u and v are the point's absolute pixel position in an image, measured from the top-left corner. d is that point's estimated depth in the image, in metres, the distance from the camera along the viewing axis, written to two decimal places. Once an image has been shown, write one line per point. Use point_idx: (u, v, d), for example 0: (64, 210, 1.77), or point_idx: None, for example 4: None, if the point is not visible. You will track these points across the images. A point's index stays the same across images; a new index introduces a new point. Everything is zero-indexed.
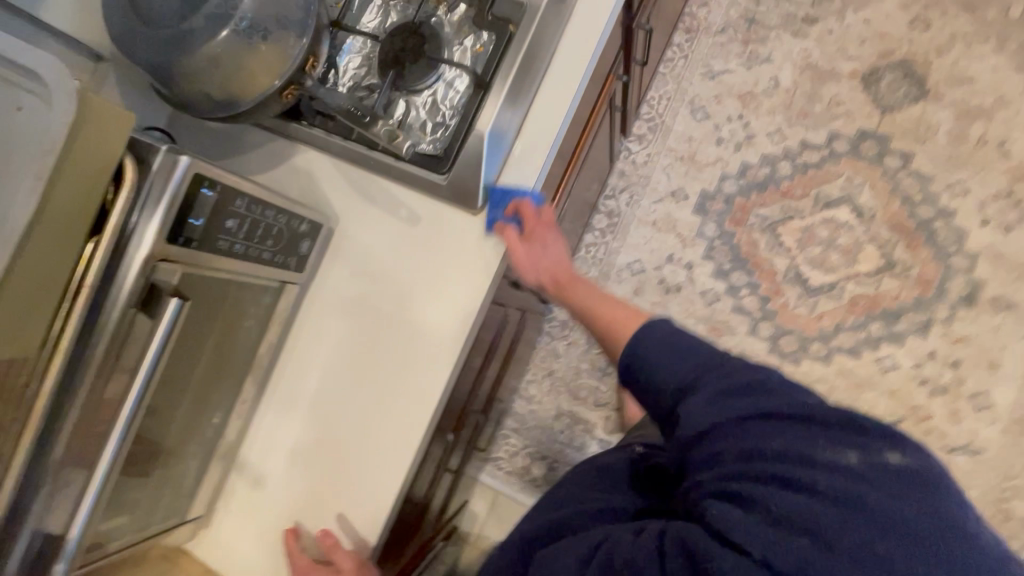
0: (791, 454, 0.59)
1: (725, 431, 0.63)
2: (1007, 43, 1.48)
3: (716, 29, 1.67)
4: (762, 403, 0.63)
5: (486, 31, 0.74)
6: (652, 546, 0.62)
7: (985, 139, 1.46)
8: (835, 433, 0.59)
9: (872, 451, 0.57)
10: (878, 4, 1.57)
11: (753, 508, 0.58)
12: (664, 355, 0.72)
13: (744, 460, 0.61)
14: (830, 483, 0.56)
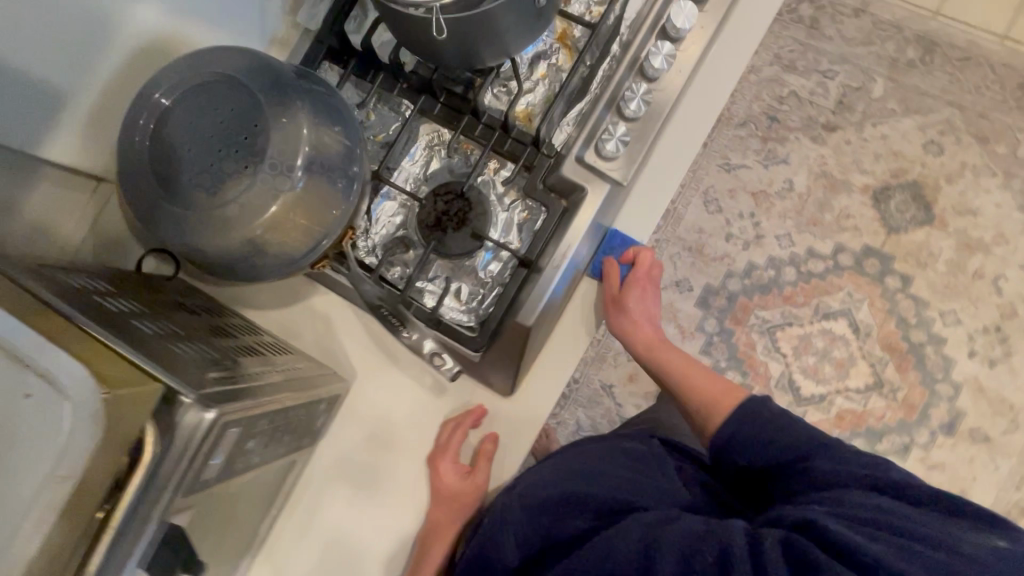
0: (929, 528, 0.63)
1: (841, 491, 0.69)
2: (1012, 181, 1.52)
3: (738, 122, 1.66)
4: (880, 478, 0.70)
5: (536, 199, 0.69)
6: (745, 547, 0.62)
7: (981, 273, 1.50)
8: (960, 519, 0.64)
9: (1014, 545, 0.62)
10: (896, 122, 1.59)
11: (881, 536, 0.62)
12: (763, 429, 0.81)
13: (869, 510, 0.66)
14: (964, 552, 0.60)
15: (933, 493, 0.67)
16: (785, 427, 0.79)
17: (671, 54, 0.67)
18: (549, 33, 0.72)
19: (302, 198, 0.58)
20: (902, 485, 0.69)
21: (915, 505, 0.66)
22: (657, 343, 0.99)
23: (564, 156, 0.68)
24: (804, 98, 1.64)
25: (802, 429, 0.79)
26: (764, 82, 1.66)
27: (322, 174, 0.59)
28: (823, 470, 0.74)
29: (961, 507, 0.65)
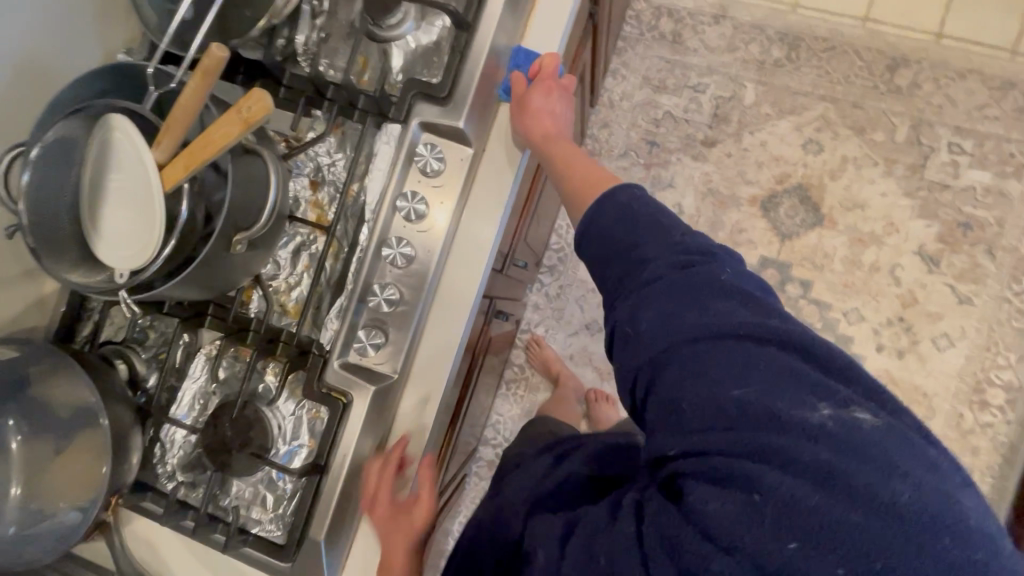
0: (767, 413, 0.49)
1: (679, 355, 0.54)
2: (894, 166, 1.50)
3: (618, 152, 1.64)
4: (720, 325, 0.53)
5: (319, 402, 0.68)
6: (632, 535, 0.52)
7: (877, 266, 1.50)
8: (805, 376, 0.50)
9: (842, 404, 0.49)
10: (773, 126, 1.57)
11: (740, 480, 0.48)
12: (627, 233, 0.63)
13: (713, 420, 0.50)
14: (814, 450, 0.46)
15: (783, 340, 0.52)
16: (662, 225, 0.62)
17: (408, 246, 0.66)
18: (303, 222, 0.70)
19: (66, 450, 0.66)
20: (738, 328, 0.53)
21: (745, 356, 0.51)
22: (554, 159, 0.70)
23: (330, 354, 0.67)
24: (679, 116, 1.61)
25: (661, 300, 0.56)
26: (638, 107, 1.64)
27: (70, 433, 0.66)
28: (675, 370, 0.54)
29: (813, 354, 0.51)
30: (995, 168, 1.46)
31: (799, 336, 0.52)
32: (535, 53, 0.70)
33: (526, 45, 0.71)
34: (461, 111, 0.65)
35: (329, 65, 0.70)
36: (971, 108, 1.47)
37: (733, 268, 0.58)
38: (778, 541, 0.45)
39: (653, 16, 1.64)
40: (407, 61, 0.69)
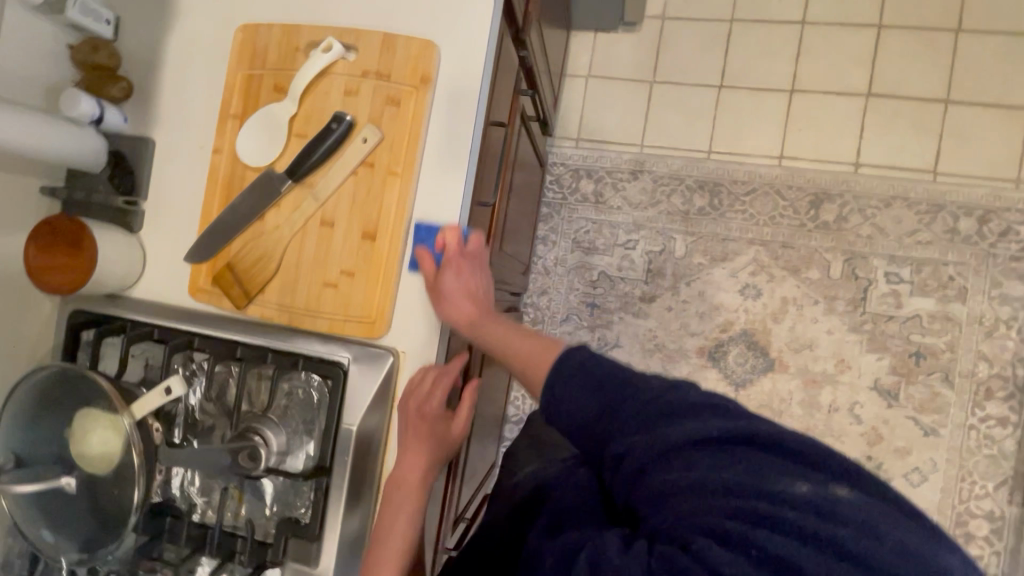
0: (744, 491, 0.44)
1: (658, 460, 0.48)
2: (836, 303, 1.48)
3: (561, 317, 1.64)
4: (695, 427, 0.48)
5: None
6: (641, 564, 0.45)
7: (836, 405, 1.47)
8: (786, 455, 0.45)
9: (824, 484, 0.44)
10: (708, 274, 1.56)
11: (723, 542, 0.43)
12: (581, 386, 0.55)
13: (693, 494, 0.46)
14: (805, 523, 0.42)
15: (766, 438, 0.46)
16: (601, 376, 0.55)
17: None
18: None
19: None
20: (710, 428, 0.48)
21: (719, 456, 0.46)
22: (472, 322, 0.67)
23: None
24: (614, 275, 1.62)
25: (626, 405, 0.52)
26: (572, 271, 1.64)
27: None
28: (654, 457, 0.49)
29: (788, 446, 0.46)
30: (937, 293, 1.44)
31: (763, 427, 0.47)
32: (438, 222, 0.69)
33: (426, 219, 0.69)
34: (325, 553, 0.69)
35: (207, 503, 0.72)
36: (902, 235, 1.46)
37: (696, 384, 0.52)
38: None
39: (573, 178, 1.64)
40: (279, 491, 0.71)
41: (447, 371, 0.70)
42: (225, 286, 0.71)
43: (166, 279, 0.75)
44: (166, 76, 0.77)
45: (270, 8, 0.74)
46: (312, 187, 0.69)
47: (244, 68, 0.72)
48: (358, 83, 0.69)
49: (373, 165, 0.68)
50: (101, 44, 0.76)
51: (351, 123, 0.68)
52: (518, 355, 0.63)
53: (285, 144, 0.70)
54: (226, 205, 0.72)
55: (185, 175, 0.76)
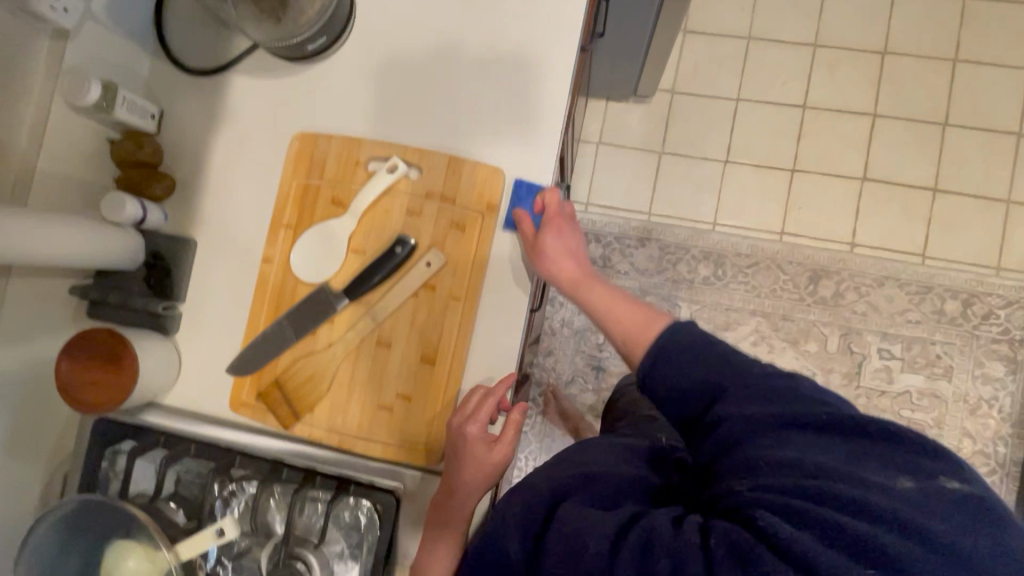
0: (843, 476, 0.50)
1: (747, 424, 0.54)
2: (832, 376, 1.53)
3: (567, 379, 1.64)
4: (798, 409, 0.53)
5: None
6: (694, 544, 0.51)
7: None
8: (889, 450, 0.51)
9: (926, 479, 0.49)
10: None
11: (804, 517, 0.49)
12: (685, 364, 0.60)
13: (784, 473, 0.51)
14: (889, 506, 0.48)
15: (870, 424, 0.52)
16: (700, 351, 0.60)
17: None
18: None
19: None
20: (818, 417, 0.53)
21: (817, 435, 0.52)
22: (576, 281, 0.69)
23: None
24: None
25: (736, 393, 0.56)
26: (578, 333, 1.65)
27: None
28: (758, 442, 0.53)
29: (899, 440, 0.52)
30: (926, 371, 1.51)
31: (867, 419, 0.53)
32: (534, 184, 0.69)
33: (526, 178, 0.69)
34: None
35: None
36: (893, 313, 1.53)
37: (815, 384, 0.57)
38: (851, 567, 0.46)
39: None
40: None
41: (493, 392, 0.65)
42: (270, 403, 0.68)
43: (204, 384, 0.73)
44: (213, 174, 0.75)
45: (325, 115, 0.73)
46: (369, 306, 0.68)
47: (299, 177, 0.71)
48: (421, 204, 0.68)
49: (434, 289, 0.67)
50: (145, 138, 0.73)
51: (414, 245, 0.67)
52: (620, 336, 0.68)
53: (341, 261, 0.69)
54: (275, 318, 0.70)
55: (230, 281, 0.73)
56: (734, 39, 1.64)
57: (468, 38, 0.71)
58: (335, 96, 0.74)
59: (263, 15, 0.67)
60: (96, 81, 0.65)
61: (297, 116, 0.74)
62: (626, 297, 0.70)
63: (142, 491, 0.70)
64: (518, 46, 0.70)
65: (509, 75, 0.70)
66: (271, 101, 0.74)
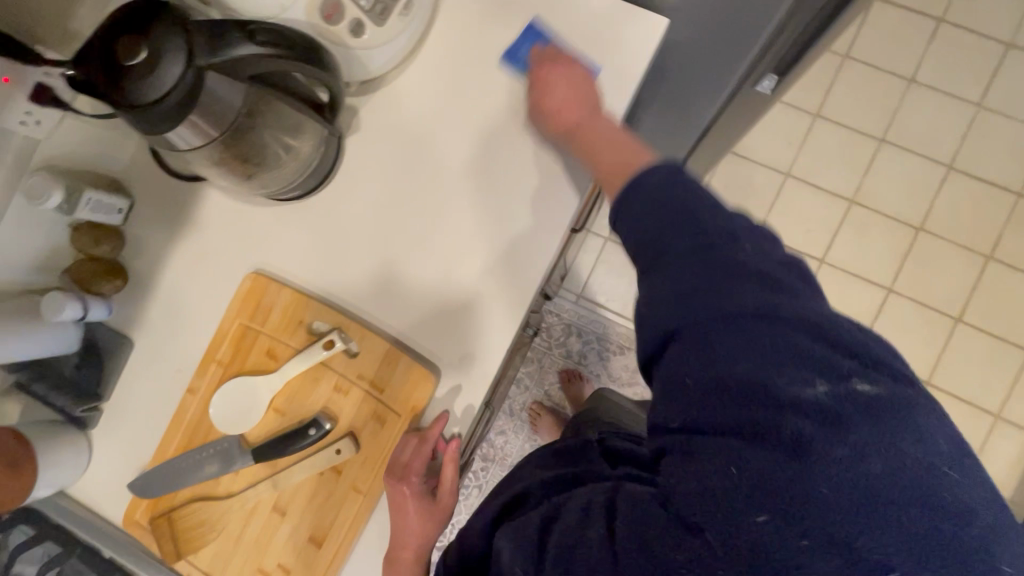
0: (756, 392, 0.42)
1: (696, 335, 0.46)
2: None
3: (512, 460, 1.61)
4: (732, 300, 0.45)
5: None
6: (602, 535, 0.44)
7: None
8: (811, 351, 0.42)
9: (839, 381, 0.41)
10: None
11: (714, 456, 0.42)
12: (668, 204, 0.51)
13: (702, 398, 0.44)
14: (796, 426, 0.40)
15: (795, 322, 0.44)
16: (678, 195, 0.50)
17: None
18: None
19: None
20: (752, 315, 0.44)
21: (736, 333, 0.44)
22: (579, 123, 0.63)
23: None
24: None
25: (682, 273, 0.48)
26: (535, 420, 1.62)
27: None
28: (682, 350, 0.46)
29: (824, 334, 0.43)
30: None
31: (803, 316, 0.44)
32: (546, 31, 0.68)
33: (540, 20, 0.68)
34: None
35: None
36: None
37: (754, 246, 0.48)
38: (740, 497, 0.40)
39: (562, 331, 1.63)
40: None
41: (432, 427, 0.66)
42: (157, 535, 0.68)
43: (105, 490, 0.73)
44: (165, 285, 0.74)
45: (283, 260, 0.72)
46: (273, 471, 0.68)
47: (242, 319, 0.70)
48: (349, 385, 0.67)
49: (340, 474, 0.67)
50: (107, 234, 0.72)
51: (331, 428, 0.67)
52: (604, 167, 0.61)
53: (260, 417, 0.68)
54: (184, 452, 0.69)
55: (157, 393, 0.73)
56: (772, 171, 1.57)
57: (492, 168, 0.69)
58: (354, 203, 0.71)
59: (233, 173, 0.61)
60: (57, 190, 0.64)
61: (315, 212, 0.72)
62: (624, 137, 0.62)
63: None
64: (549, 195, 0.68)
65: (532, 218, 0.68)
66: (237, 226, 0.73)
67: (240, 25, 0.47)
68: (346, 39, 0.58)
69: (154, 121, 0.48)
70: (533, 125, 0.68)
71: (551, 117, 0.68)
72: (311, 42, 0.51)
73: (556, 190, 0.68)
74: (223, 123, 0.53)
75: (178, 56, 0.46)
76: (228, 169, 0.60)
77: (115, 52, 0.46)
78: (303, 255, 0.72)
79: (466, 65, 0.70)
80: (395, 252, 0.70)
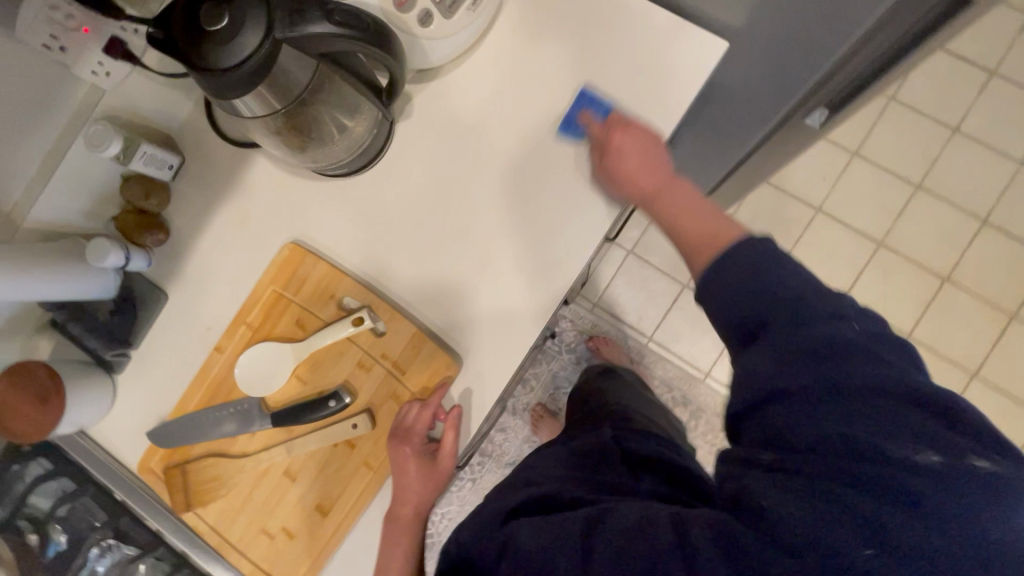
0: (866, 452, 0.40)
1: (797, 394, 0.43)
2: None
3: (507, 458, 1.62)
4: (841, 356, 0.43)
5: None
6: (670, 539, 0.45)
7: None
8: (919, 416, 0.40)
9: (956, 453, 0.39)
10: None
11: (814, 495, 0.41)
12: (745, 267, 0.50)
13: (805, 448, 0.42)
14: (908, 488, 0.38)
15: (912, 389, 0.41)
16: (773, 271, 0.49)
17: None
18: None
19: None
20: (852, 352, 0.43)
21: (847, 391, 0.42)
22: (627, 237, 0.63)
23: None
24: None
25: (779, 330, 0.46)
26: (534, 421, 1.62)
27: None
28: (787, 403, 0.44)
29: (943, 412, 0.41)
30: None
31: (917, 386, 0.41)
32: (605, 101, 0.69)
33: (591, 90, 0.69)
34: None
35: None
36: None
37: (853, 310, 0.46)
38: (846, 543, 0.39)
39: (573, 337, 1.63)
40: None
41: (428, 406, 0.68)
42: (169, 484, 0.71)
43: (123, 435, 0.75)
44: (203, 243, 0.76)
45: (321, 234, 0.74)
46: (290, 436, 0.70)
47: (275, 287, 0.71)
48: (372, 363, 0.69)
49: (353, 448, 0.69)
50: (155, 188, 0.74)
51: (349, 402, 0.68)
52: (690, 236, 0.60)
53: (282, 383, 0.70)
54: (204, 407, 0.71)
55: (184, 347, 0.75)
56: (803, 204, 1.56)
57: (535, 171, 0.70)
58: (396, 187, 0.73)
59: (288, 145, 0.62)
60: (116, 140, 0.66)
61: (357, 192, 0.73)
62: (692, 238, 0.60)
63: (34, 509, 0.73)
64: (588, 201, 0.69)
65: (570, 205, 0.69)
66: (280, 195, 0.75)
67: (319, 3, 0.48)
68: (412, 26, 0.60)
69: (224, 87, 0.50)
70: (580, 131, 0.70)
71: (597, 127, 0.69)
72: (381, 26, 0.53)
73: (595, 199, 0.69)
74: (287, 96, 0.55)
75: (257, 27, 0.47)
76: (284, 140, 0.61)
77: (199, 16, 0.48)
78: (339, 232, 0.74)
79: (522, 66, 0.71)
80: (430, 243, 0.71)
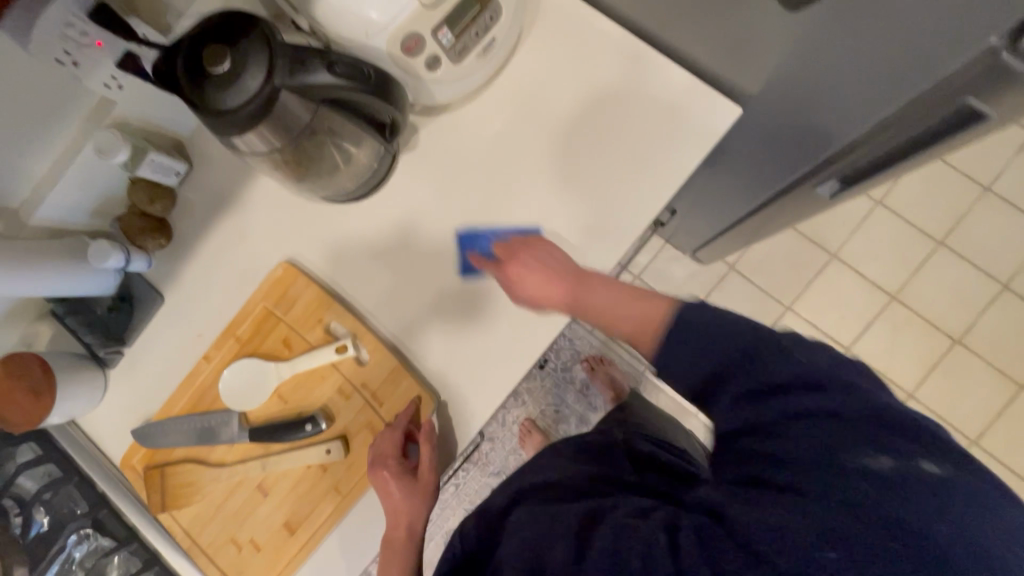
0: (785, 418, 0.43)
1: (724, 372, 0.48)
2: None
3: (492, 468, 1.63)
4: (755, 336, 0.47)
5: None
6: (658, 539, 0.43)
7: None
8: (824, 375, 0.44)
9: (859, 402, 0.43)
10: None
11: (749, 477, 0.43)
12: None
13: (738, 435, 0.46)
14: (824, 447, 0.41)
15: (815, 349, 0.46)
16: None
17: None
18: None
19: None
20: (764, 329, 0.47)
21: (764, 364, 0.46)
22: None
23: None
24: None
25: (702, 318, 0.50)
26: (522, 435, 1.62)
27: None
28: (712, 390, 0.48)
29: (842, 363, 0.45)
30: None
31: (821, 346, 0.46)
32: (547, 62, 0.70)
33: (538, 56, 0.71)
34: None
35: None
36: None
37: None
38: (785, 516, 0.40)
39: (570, 356, 1.63)
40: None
41: (395, 426, 0.68)
42: (147, 485, 0.73)
43: (110, 430, 0.77)
44: (203, 250, 0.77)
45: (316, 255, 0.75)
46: (266, 453, 0.71)
47: (266, 304, 0.72)
48: (351, 391, 0.70)
49: (325, 472, 0.70)
50: (161, 194, 0.75)
51: (326, 428, 0.70)
52: None
53: (263, 401, 0.71)
54: (186, 415, 0.73)
55: (175, 351, 0.77)
56: (818, 249, 1.52)
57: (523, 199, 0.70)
58: (391, 209, 0.73)
59: (286, 176, 0.63)
60: (123, 149, 0.67)
61: (354, 218, 0.74)
62: None
63: (19, 490, 0.75)
64: (582, 255, 0.69)
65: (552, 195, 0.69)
66: (279, 212, 0.75)
67: (321, 54, 0.49)
68: (419, 70, 0.59)
69: (221, 127, 0.50)
70: (582, 181, 0.69)
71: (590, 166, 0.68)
72: (383, 76, 0.53)
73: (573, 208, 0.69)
74: (286, 137, 0.55)
75: (257, 74, 0.48)
76: (282, 172, 0.62)
77: (202, 57, 0.48)
78: (332, 255, 0.74)
79: (529, 108, 0.70)
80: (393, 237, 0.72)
